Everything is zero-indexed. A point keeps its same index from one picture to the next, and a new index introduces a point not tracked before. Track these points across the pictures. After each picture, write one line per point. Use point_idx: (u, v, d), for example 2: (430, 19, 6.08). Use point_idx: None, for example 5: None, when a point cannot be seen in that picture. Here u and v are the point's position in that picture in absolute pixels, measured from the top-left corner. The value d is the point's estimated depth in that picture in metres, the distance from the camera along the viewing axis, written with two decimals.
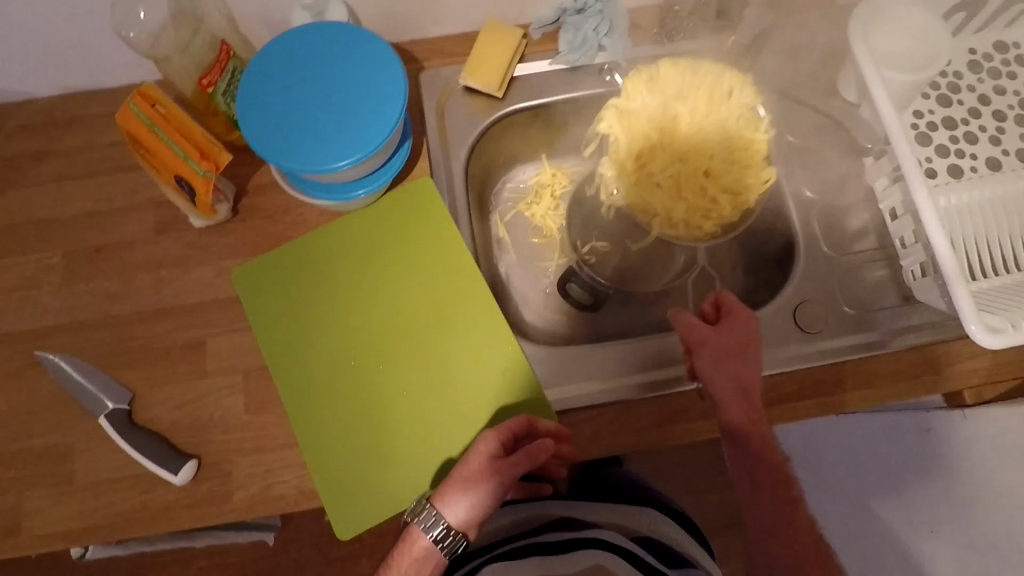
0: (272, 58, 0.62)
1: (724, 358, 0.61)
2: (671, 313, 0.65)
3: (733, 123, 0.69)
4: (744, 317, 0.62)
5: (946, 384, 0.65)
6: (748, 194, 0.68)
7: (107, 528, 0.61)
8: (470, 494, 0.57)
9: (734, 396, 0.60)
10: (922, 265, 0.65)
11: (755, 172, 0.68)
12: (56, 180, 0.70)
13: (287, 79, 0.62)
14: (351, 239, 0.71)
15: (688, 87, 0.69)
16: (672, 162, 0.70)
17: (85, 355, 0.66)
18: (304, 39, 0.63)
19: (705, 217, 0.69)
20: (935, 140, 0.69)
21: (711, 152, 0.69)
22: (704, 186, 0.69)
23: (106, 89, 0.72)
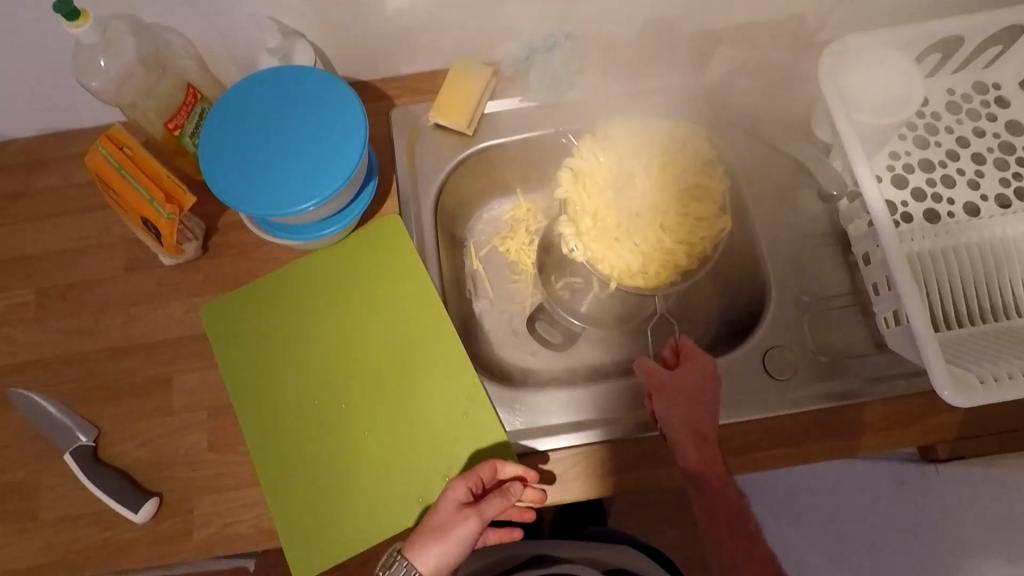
0: (234, 105, 0.63)
1: (684, 403, 0.61)
2: (635, 362, 0.66)
3: (684, 175, 0.68)
4: (704, 364, 0.63)
5: (920, 437, 0.63)
6: (703, 245, 0.66)
7: (68, 565, 0.62)
8: (441, 543, 0.55)
9: (695, 443, 0.59)
10: (895, 313, 0.63)
11: (709, 225, 0.66)
12: (34, 218, 0.72)
13: (249, 125, 0.62)
14: (319, 276, 0.71)
15: (644, 144, 0.69)
16: (631, 219, 0.67)
17: (54, 391, 0.67)
18: (265, 85, 0.63)
19: (661, 270, 0.66)
20: (910, 183, 0.67)
21: (664, 206, 0.67)
22: (661, 240, 0.66)
23: (83, 129, 0.74)
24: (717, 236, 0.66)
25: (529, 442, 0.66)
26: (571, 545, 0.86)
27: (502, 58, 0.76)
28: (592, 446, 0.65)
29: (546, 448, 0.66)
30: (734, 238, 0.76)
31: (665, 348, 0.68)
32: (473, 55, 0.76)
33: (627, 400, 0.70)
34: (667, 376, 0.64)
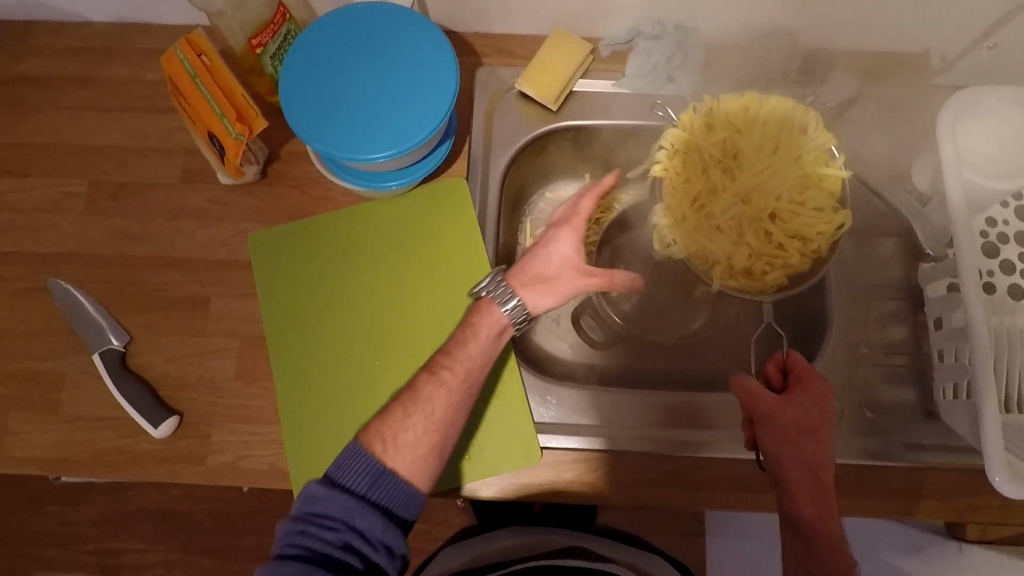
0: (321, 35, 0.60)
1: (794, 437, 0.55)
2: (735, 379, 0.57)
3: (803, 158, 0.62)
4: (818, 390, 0.56)
5: (951, 513, 0.62)
6: (820, 243, 0.60)
7: (81, 463, 0.62)
8: (549, 291, 0.59)
9: (806, 479, 0.54)
10: (956, 386, 0.61)
11: (828, 217, 0.60)
12: (97, 108, 0.70)
13: (334, 58, 0.59)
14: (376, 226, 0.69)
15: (752, 125, 0.64)
16: (735, 202, 0.63)
17: (92, 288, 0.66)
18: (356, 20, 0.60)
19: (771, 270, 0.60)
20: (1002, 254, 0.63)
21: (782, 188, 0.62)
22: (771, 232, 0.61)
23: (161, 26, 0.71)
24: (834, 234, 0.60)
25: (554, 437, 0.65)
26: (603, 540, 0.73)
27: (601, 35, 0.72)
28: (620, 454, 0.64)
29: (570, 447, 0.64)
30: None
31: (767, 362, 0.60)
32: (573, 27, 0.72)
33: (670, 409, 0.66)
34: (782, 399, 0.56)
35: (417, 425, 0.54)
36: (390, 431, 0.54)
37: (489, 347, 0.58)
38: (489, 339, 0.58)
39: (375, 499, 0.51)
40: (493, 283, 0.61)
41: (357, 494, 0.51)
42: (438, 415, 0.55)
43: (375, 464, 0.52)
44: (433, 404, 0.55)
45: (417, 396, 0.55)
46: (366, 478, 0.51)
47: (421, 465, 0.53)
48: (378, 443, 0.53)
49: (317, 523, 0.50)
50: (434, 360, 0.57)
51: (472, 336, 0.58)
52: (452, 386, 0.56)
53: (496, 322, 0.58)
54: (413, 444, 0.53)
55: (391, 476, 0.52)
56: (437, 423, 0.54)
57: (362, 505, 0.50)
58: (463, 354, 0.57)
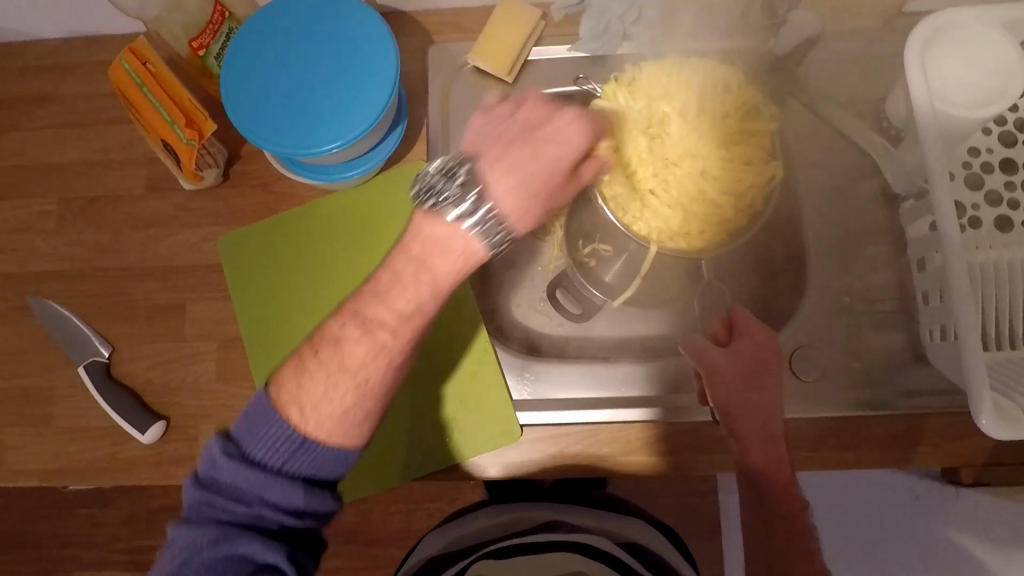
0: (245, 37, 0.59)
1: (741, 387, 0.54)
2: (680, 340, 0.57)
3: (732, 110, 0.59)
4: (761, 339, 0.55)
5: (944, 458, 0.60)
6: (753, 194, 0.58)
7: (77, 472, 0.65)
8: (546, 197, 0.42)
9: (760, 432, 0.53)
10: (944, 327, 0.58)
11: (757, 169, 0.59)
12: (59, 125, 0.71)
13: (264, 58, 0.59)
14: (336, 219, 0.69)
15: (675, 86, 0.60)
16: (668, 164, 0.59)
17: (70, 303, 0.68)
18: (275, 18, 0.59)
19: (707, 228, 0.59)
20: (987, 184, 0.62)
21: (708, 146, 0.58)
22: (703, 189, 0.58)
23: (112, 37, 0.72)
24: (768, 184, 0.59)
25: (534, 413, 0.64)
26: (585, 515, 0.71)
27: None
28: (604, 425, 0.63)
29: (550, 421, 0.64)
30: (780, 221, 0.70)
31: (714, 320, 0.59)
32: None
33: (645, 377, 0.66)
34: (723, 354, 0.55)
35: (343, 394, 0.43)
36: (310, 399, 0.43)
37: (436, 285, 0.42)
38: (454, 276, 0.42)
39: (293, 471, 0.44)
40: (461, 196, 0.40)
41: (268, 469, 0.44)
42: (375, 384, 0.44)
43: (290, 435, 0.43)
44: (361, 365, 0.43)
45: (343, 360, 0.43)
46: (280, 450, 0.44)
47: (355, 433, 0.45)
48: (295, 411, 0.44)
49: (222, 492, 0.44)
50: (365, 304, 0.43)
51: (424, 280, 0.42)
52: (389, 346, 0.43)
53: (468, 247, 0.41)
54: (338, 415, 0.43)
55: (313, 445, 0.44)
56: (371, 392, 0.43)
57: (274, 479, 0.44)
58: (405, 309, 0.43)
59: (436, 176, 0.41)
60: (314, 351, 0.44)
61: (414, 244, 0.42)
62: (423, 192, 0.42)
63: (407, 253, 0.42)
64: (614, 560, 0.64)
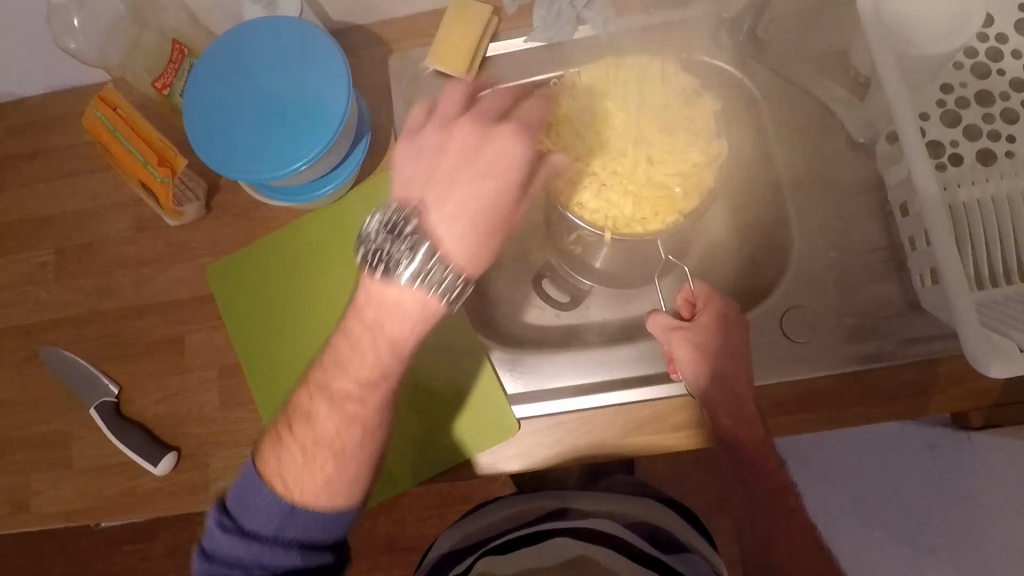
0: (200, 76, 0.60)
1: (715, 358, 0.55)
2: (647, 317, 0.59)
3: (670, 99, 0.60)
4: (725, 309, 0.57)
5: (949, 404, 0.59)
6: (698, 174, 0.58)
7: (101, 509, 0.67)
8: (487, 229, 0.44)
9: (728, 399, 0.55)
10: (933, 271, 0.57)
11: (701, 147, 0.58)
12: (47, 179, 0.74)
13: (220, 92, 0.60)
14: (316, 238, 0.70)
15: (617, 85, 0.61)
16: (619, 155, 0.59)
17: (76, 348, 0.70)
18: (225, 54, 0.60)
19: (660, 210, 0.58)
20: (964, 119, 0.60)
21: (650, 133, 0.59)
22: (651, 173, 0.59)
23: (87, 87, 0.74)
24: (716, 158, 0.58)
25: (529, 405, 0.64)
26: (590, 498, 0.71)
27: None
28: (600, 409, 0.63)
29: (546, 412, 0.63)
30: (757, 184, 0.69)
31: (678, 294, 0.60)
32: None
33: (641, 357, 0.65)
34: (688, 327, 0.56)
35: (325, 458, 0.48)
36: (292, 470, 0.48)
37: (378, 355, 0.46)
38: (411, 333, 0.46)
39: (289, 537, 0.48)
40: (405, 258, 0.43)
41: (264, 538, 0.47)
42: (350, 450, 0.48)
43: (277, 505, 0.47)
44: (336, 432, 0.48)
45: (320, 434, 0.48)
46: (271, 519, 0.47)
47: (341, 495, 0.48)
48: (280, 482, 0.47)
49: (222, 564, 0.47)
50: (328, 376, 0.48)
51: (383, 342, 0.46)
52: (356, 413, 0.48)
53: (415, 308, 0.45)
54: (319, 485, 0.47)
55: (303, 511, 0.47)
56: (349, 456, 0.48)
57: (272, 549, 0.47)
58: (368, 365, 0.47)
59: (383, 236, 0.43)
60: (292, 425, 0.49)
61: (368, 311, 0.46)
62: (371, 253, 0.44)
63: (363, 320, 0.46)
64: (623, 546, 0.64)
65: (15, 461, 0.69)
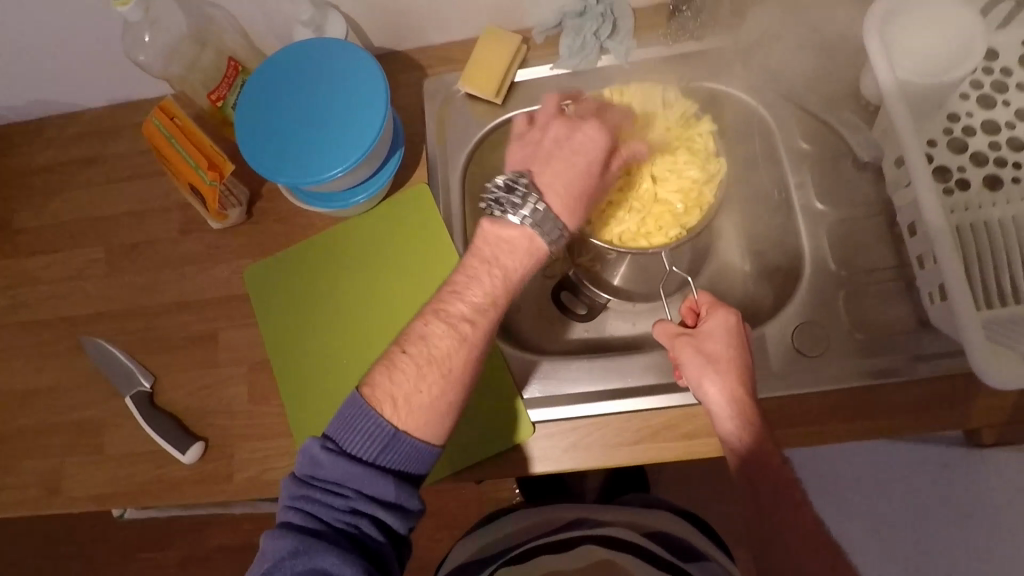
0: (248, 95, 0.66)
1: (718, 360, 0.56)
2: (653, 326, 0.62)
3: (668, 127, 0.65)
4: (727, 317, 0.57)
5: (962, 420, 0.60)
6: (698, 190, 0.63)
7: (128, 495, 0.70)
8: (584, 193, 0.56)
9: (728, 405, 0.55)
10: (939, 288, 0.58)
11: (700, 166, 0.63)
12: (104, 183, 0.80)
13: (265, 108, 0.65)
14: (349, 243, 0.74)
15: (621, 110, 0.65)
16: (622, 176, 0.64)
17: (117, 340, 0.75)
18: (271, 75, 0.66)
19: (663, 224, 0.63)
20: (970, 147, 0.63)
21: (653, 154, 0.64)
22: (654, 191, 0.63)
23: (146, 101, 0.81)
24: (713, 177, 0.63)
25: (544, 408, 0.66)
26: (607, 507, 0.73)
27: (533, 25, 0.76)
28: (614, 415, 0.64)
29: (561, 416, 0.65)
30: (769, 204, 0.72)
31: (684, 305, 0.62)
32: (503, 23, 0.76)
33: (654, 367, 0.67)
34: (692, 336, 0.58)
35: (433, 381, 0.50)
36: (404, 392, 0.50)
37: (513, 279, 0.54)
38: (520, 267, 0.54)
39: (385, 465, 0.50)
40: (518, 204, 0.53)
41: (364, 461, 0.49)
42: (455, 373, 0.51)
43: (385, 428, 0.49)
44: (449, 357, 0.51)
45: (432, 351, 0.51)
46: (373, 444, 0.49)
47: (437, 425, 0.51)
48: (388, 406, 0.50)
49: (321, 487, 0.49)
50: (446, 306, 0.53)
51: (498, 274, 0.53)
52: (469, 339, 0.52)
53: (529, 249, 0.54)
54: (428, 403, 0.50)
55: (403, 439, 0.49)
56: (452, 379, 0.51)
57: (373, 474, 0.49)
58: (480, 299, 0.53)
59: (501, 189, 0.54)
60: (404, 348, 0.52)
61: (486, 249, 0.54)
62: (491, 202, 0.54)
63: (482, 257, 0.54)
64: (642, 549, 0.66)
65: (51, 445, 0.72)
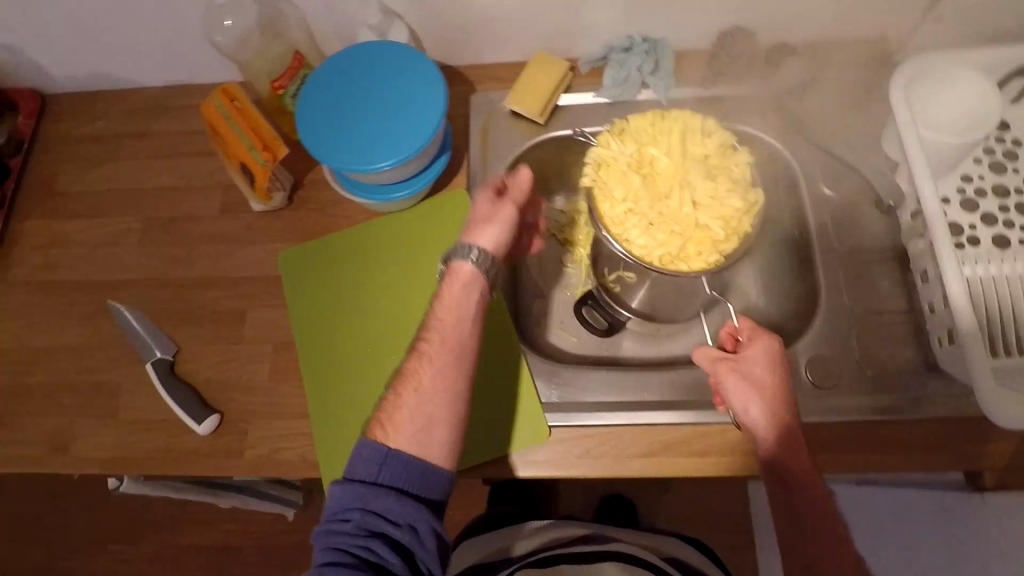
0: (309, 88, 0.69)
1: (755, 387, 0.56)
2: (693, 348, 0.60)
3: (708, 155, 0.63)
4: (765, 345, 0.57)
5: (964, 462, 0.62)
6: (739, 219, 0.61)
7: (135, 462, 0.69)
8: (492, 223, 0.61)
9: (771, 432, 0.55)
10: (948, 332, 0.62)
11: (741, 196, 0.61)
12: (151, 157, 0.82)
13: (322, 100, 0.68)
14: (386, 238, 0.77)
15: (660, 133, 0.65)
16: (663, 198, 0.62)
17: (144, 309, 0.76)
18: (332, 71, 0.69)
19: (703, 250, 0.61)
20: (981, 207, 0.67)
21: (694, 178, 0.62)
22: (694, 216, 0.61)
23: (203, 86, 0.85)
24: (752, 207, 0.61)
25: (562, 414, 0.67)
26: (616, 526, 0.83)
27: (580, 56, 0.81)
28: (628, 426, 0.66)
29: (577, 422, 0.67)
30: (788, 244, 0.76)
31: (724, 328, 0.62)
32: (553, 50, 0.81)
33: (671, 384, 0.69)
34: (733, 360, 0.58)
35: (409, 399, 0.55)
36: (386, 414, 0.55)
37: (463, 293, 0.59)
38: (467, 284, 0.59)
39: (386, 483, 0.52)
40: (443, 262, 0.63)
41: (365, 483, 0.51)
42: (428, 389, 0.55)
43: (374, 448, 0.52)
44: (418, 374, 0.56)
45: (406, 374, 0.56)
46: (369, 467, 0.52)
47: (430, 440, 0.53)
48: (379, 431, 0.54)
49: (334, 517, 0.52)
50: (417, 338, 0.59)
51: (449, 296, 0.59)
52: (432, 352, 0.56)
53: (463, 277, 0.59)
54: (410, 420, 0.54)
55: (398, 458, 0.52)
56: (427, 393, 0.55)
57: (373, 494, 0.51)
58: (439, 317, 0.58)
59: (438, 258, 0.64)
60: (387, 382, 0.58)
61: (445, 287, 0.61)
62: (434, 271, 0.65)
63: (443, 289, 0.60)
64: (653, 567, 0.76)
65: (64, 405, 0.72)
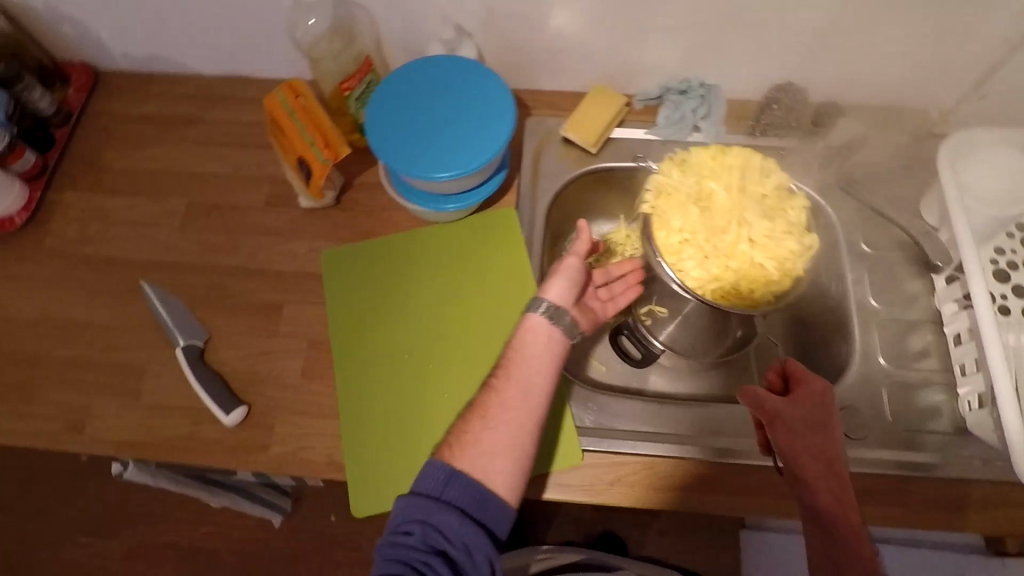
0: (380, 91, 0.70)
1: (803, 430, 0.58)
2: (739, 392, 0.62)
3: (765, 195, 0.65)
4: (814, 392, 0.59)
5: (989, 524, 0.63)
6: (793, 261, 0.63)
7: (153, 447, 0.67)
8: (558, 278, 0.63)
9: (818, 477, 0.56)
10: (980, 395, 0.65)
11: (797, 239, 0.63)
12: (201, 142, 0.82)
13: (392, 105, 0.69)
14: (433, 249, 0.77)
15: (721, 168, 0.66)
16: (720, 231, 0.64)
17: (178, 292, 0.75)
18: (404, 78, 0.71)
19: (755, 288, 0.64)
20: (1015, 279, 0.66)
21: (752, 216, 0.64)
22: (750, 253, 0.63)
23: (261, 80, 0.85)
24: (805, 251, 0.63)
25: (594, 439, 0.67)
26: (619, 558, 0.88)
27: (635, 92, 0.84)
28: (662, 458, 0.66)
29: (611, 449, 0.67)
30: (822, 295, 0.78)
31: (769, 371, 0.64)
32: (610, 84, 0.83)
33: (703, 421, 0.69)
34: (780, 405, 0.59)
35: (477, 425, 0.55)
36: (454, 438, 0.55)
37: (537, 330, 0.59)
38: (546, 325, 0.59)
39: (451, 502, 0.52)
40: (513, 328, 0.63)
41: (431, 498, 0.52)
42: (496, 416, 0.55)
43: (442, 466, 0.53)
44: (488, 403, 0.56)
45: (476, 403, 0.57)
46: (436, 483, 0.52)
47: (494, 466, 0.53)
48: (446, 449, 0.55)
49: (397, 528, 0.52)
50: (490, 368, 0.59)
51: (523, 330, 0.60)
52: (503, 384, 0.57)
53: (536, 331, 0.59)
54: (475, 443, 0.54)
55: (464, 477, 0.52)
56: (494, 419, 0.55)
57: (439, 508, 0.51)
58: (513, 351, 0.59)
59: None
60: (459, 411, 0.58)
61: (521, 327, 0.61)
62: None
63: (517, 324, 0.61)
64: None
65: (85, 381, 0.70)
